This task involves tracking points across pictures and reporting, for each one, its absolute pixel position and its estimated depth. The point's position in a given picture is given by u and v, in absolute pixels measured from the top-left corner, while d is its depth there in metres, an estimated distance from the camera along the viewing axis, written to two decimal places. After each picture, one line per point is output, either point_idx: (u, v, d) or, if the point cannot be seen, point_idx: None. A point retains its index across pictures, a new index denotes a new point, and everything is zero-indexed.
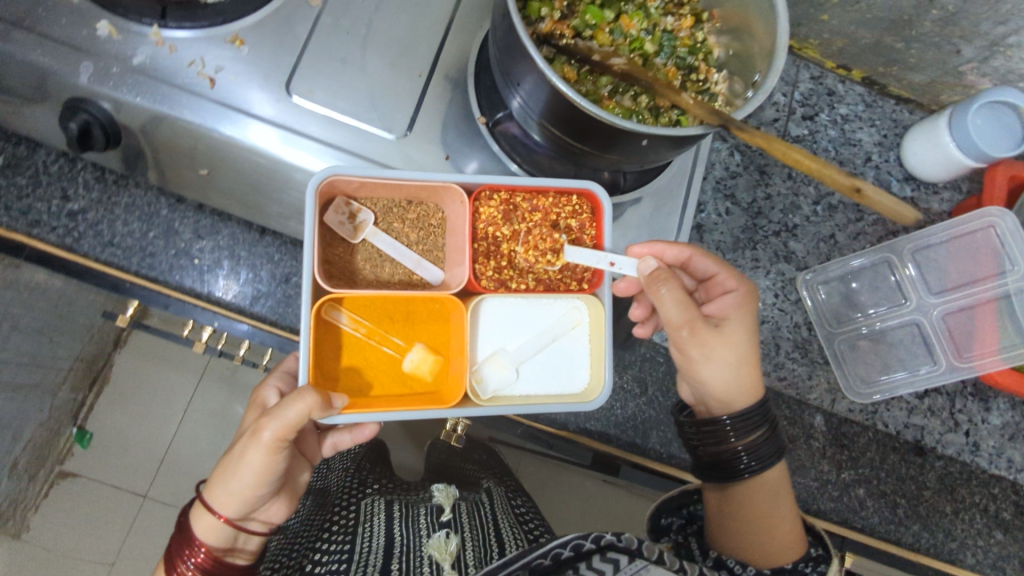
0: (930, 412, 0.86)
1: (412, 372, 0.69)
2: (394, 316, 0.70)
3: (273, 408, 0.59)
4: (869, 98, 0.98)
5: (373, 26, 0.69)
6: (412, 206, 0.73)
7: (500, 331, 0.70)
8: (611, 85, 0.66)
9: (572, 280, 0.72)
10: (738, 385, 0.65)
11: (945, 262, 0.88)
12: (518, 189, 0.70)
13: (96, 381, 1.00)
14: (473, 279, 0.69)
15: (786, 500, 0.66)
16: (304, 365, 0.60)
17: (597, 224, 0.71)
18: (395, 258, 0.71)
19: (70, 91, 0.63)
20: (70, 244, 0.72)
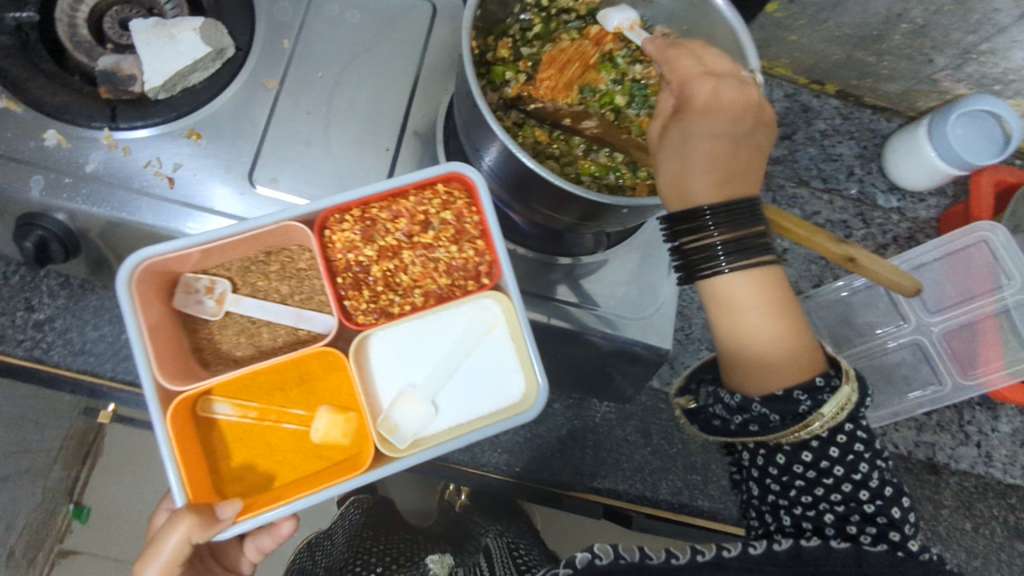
0: (939, 427, 0.85)
1: (324, 441, 0.60)
2: (285, 385, 0.62)
3: (147, 551, 0.53)
4: (846, 110, 0.96)
5: (334, 103, 0.67)
6: (272, 256, 0.63)
7: (399, 368, 0.59)
8: (585, 144, 0.63)
9: (467, 279, 0.62)
10: (700, 183, 0.51)
11: (942, 279, 0.86)
12: (371, 201, 0.59)
13: (87, 457, 1.17)
14: (345, 317, 0.60)
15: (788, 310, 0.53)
16: (177, 485, 0.52)
17: (476, 209, 0.60)
18: (271, 320, 0.63)
19: (24, 207, 0.61)
20: (40, 355, 0.69)
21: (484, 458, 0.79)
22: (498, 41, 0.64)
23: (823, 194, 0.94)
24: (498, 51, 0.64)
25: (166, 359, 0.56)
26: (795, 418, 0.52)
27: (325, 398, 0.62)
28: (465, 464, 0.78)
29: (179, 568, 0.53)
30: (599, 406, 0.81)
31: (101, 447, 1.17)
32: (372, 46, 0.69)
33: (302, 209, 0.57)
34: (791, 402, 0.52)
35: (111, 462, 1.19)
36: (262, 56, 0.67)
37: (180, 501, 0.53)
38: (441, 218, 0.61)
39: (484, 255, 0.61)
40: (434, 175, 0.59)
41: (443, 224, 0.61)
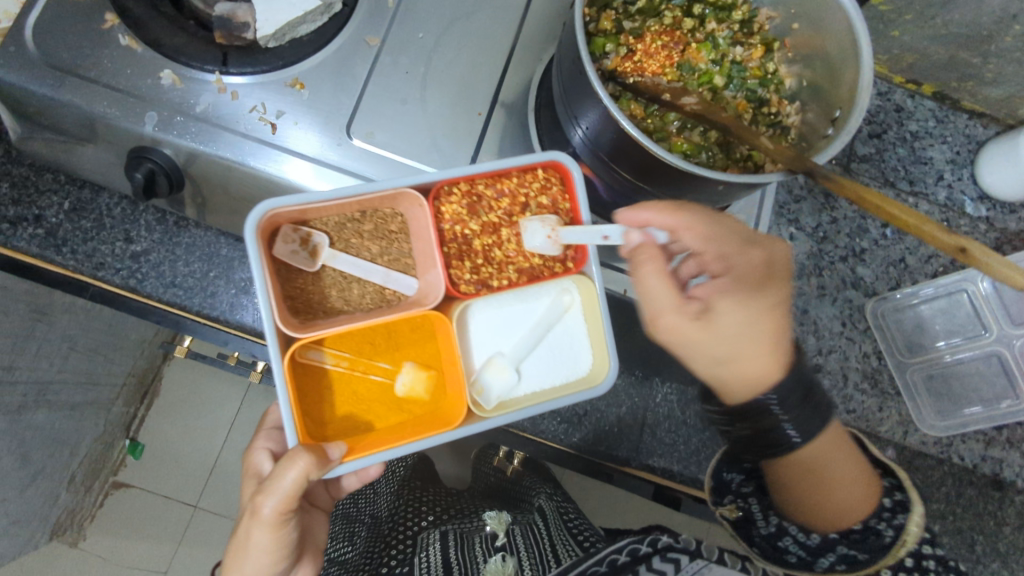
0: (1009, 444, 0.82)
1: (407, 396, 0.67)
2: (373, 340, 0.67)
3: (268, 483, 0.56)
4: (940, 113, 0.93)
5: (433, 64, 0.68)
6: (367, 216, 0.67)
7: (491, 336, 0.66)
8: (680, 121, 0.63)
9: (556, 262, 0.67)
10: (739, 374, 0.58)
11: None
12: (479, 176, 0.64)
13: (146, 395, 1.22)
14: (451, 286, 0.64)
15: (845, 459, 0.61)
16: (290, 428, 0.56)
17: (570, 196, 0.65)
18: (361, 277, 0.67)
19: (136, 141, 0.64)
20: (134, 285, 0.73)
21: (543, 425, 0.79)
22: (602, 13, 0.64)
23: (908, 197, 0.90)
24: (601, 23, 0.63)
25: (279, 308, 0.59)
26: (880, 551, 0.60)
27: (408, 354, 0.68)
28: (524, 430, 0.79)
29: (293, 502, 0.57)
30: (661, 387, 0.80)
31: (160, 386, 1.24)
32: (473, 11, 0.70)
33: (421, 178, 0.60)
34: (876, 536, 0.60)
35: (169, 400, 1.25)
36: (367, 13, 0.68)
37: (293, 442, 0.56)
38: (538, 201, 0.66)
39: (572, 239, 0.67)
40: (538, 162, 0.63)
41: (539, 207, 0.66)
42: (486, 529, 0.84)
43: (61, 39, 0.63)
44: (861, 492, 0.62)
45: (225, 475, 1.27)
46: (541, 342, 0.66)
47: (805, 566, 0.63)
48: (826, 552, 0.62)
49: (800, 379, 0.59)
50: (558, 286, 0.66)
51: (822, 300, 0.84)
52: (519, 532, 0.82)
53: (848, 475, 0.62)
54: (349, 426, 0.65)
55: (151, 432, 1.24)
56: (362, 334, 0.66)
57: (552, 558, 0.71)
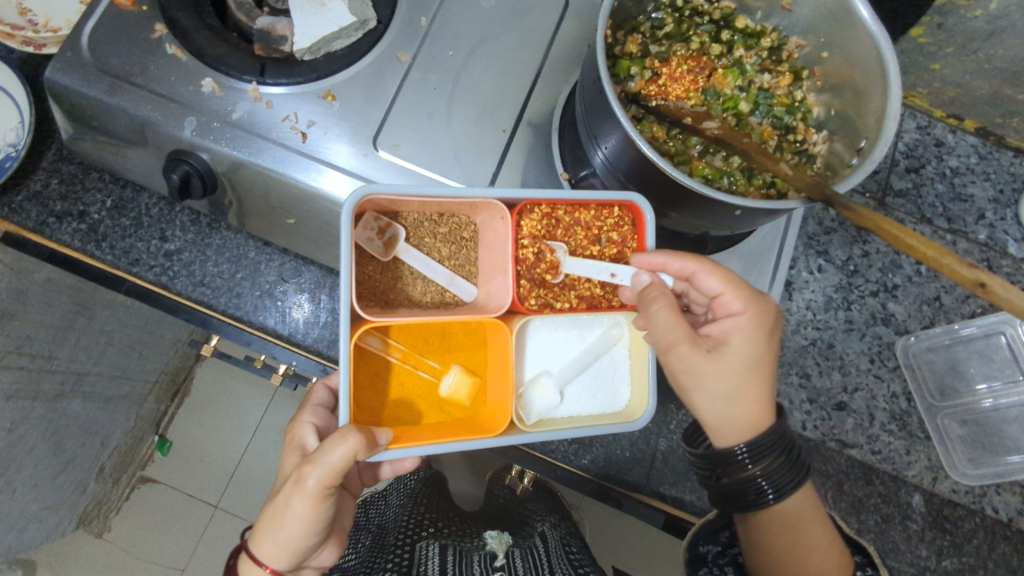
0: None
1: (450, 398, 0.68)
2: (428, 339, 0.70)
3: (315, 456, 0.57)
4: (983, 149, 0.90)
5: (461, 81, 0.70)
6: (444, 219, 0.70)
7: (544, 351, 0.68)
8: (702, 145, 0.63)
9: (613, 295, 0.70)
10: (733, 418, 0.58)
11: None
12: (562, 202, 0.66)
13: (176, 394, 1.24)
14: (517, 300, 0.65)
15: (824, 524, 0.60)
16: (344, 410, 0.57)
17: (639, 237, 0.68)
18: (427, 277, 0.69)
19: (175, 144, 0.67)
20: (165, 282, 0.75)
21: (552, 445, 0.78)
22: (628, 36, 0.64)
23: (947, 235, 0.87)
24: (627, 46, 0.64)
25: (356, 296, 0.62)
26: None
27: (456, 358, 0.70)
28: (534, 448, 0.77)
29: (337, 477, 0.58)
30: (676, 414, 0.78)
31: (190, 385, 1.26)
32: (503, 32, 0.72)
33: (511, 194, 0.63)
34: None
35: (197, 399, 1.28)
36: (400, 30, 0.70)
37: (344, 420, 0.57)
38: (609, 236, 0.69)
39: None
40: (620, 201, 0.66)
41: (609, 240, 0.69)
42: (486, 548, 0.84)
43: (113, 46, 0.67)
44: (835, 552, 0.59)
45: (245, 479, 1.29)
46: (588, 369, 0.68)
47: None
48: None
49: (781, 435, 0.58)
50: (610, 318, 0.69)
51: (849, 335, 0.82)
52: (518, 554, 0.81)
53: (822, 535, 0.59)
54: (392, 416, 0.67)
55: (179, 431, 1.27)
56: (421, 330, 0.69)
57: None
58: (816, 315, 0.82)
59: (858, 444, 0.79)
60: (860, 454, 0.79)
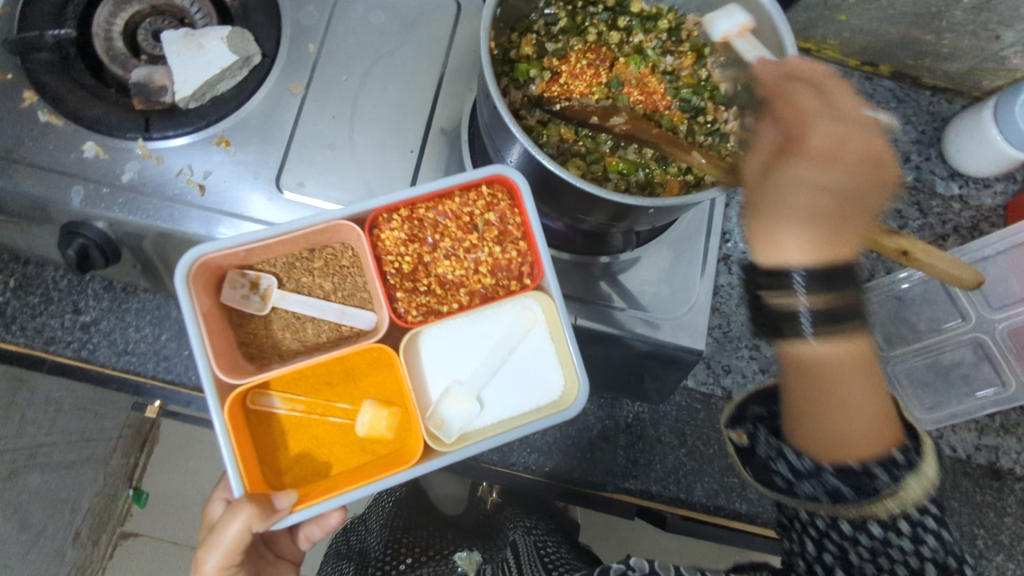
0: (1003, 430, 0.81)
1: (368, 433, 0.64)
2: (330, 378, 0.66)
3: (210, 538, 0.56)
4: (901, 92, 0.91)
5: (359, 105, 0.67)
6: (317, 253, 0.66)
7: (448, 362, 0.64)
8: (613, 140, 0.62)
9: (509, 279, 0.65)
10: (819, 232, 0.49)
11: (1008, 274, 0.79)
12: (418, 201, 0.62)
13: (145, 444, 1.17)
14: (396, 318, 0.63)
15: (866, 375, 0.52)
16: (236, 479, 0.56)
17: (518, 209, 0.63)
18: (316, 316, 0.66)
19: (68, 216, 0.63)
20: (86, 355, 0.72)
21: (514, 458, 0.78)
22: (522, 38, 0.62)
23: None
24: (522, 49, 0.61)
25: (224, 356, 0.61)
26: (870, 494, 0.52)
27: (368, 390, 0.67)
28: (494, 464, 0.78)
29: (238, 554, 0.57)
30: (630, 407, 0.80)
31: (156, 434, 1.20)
32: (397, 47, 0.69)
33: (355, 208, 0.60)
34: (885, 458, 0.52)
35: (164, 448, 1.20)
36: (288, 61, 0.67)
37: (238, 490, 0.56)
38: (483, 219, 0.64)
39: (526, 256, 0.64)
40: (480, 179, 0.61)
41: (485, 222, 0.64)
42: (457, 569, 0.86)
43: None
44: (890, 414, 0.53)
45: None
46: (499, 370, 0.64)
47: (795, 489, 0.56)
48: (814, 478, 0.55)
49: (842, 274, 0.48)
50: (516, 304, 0.64)
51: None
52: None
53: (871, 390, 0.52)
54: (306, 464, 0.65)
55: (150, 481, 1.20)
56: (317, 374, 0.65)
57: None
58: None
59: None
60: None
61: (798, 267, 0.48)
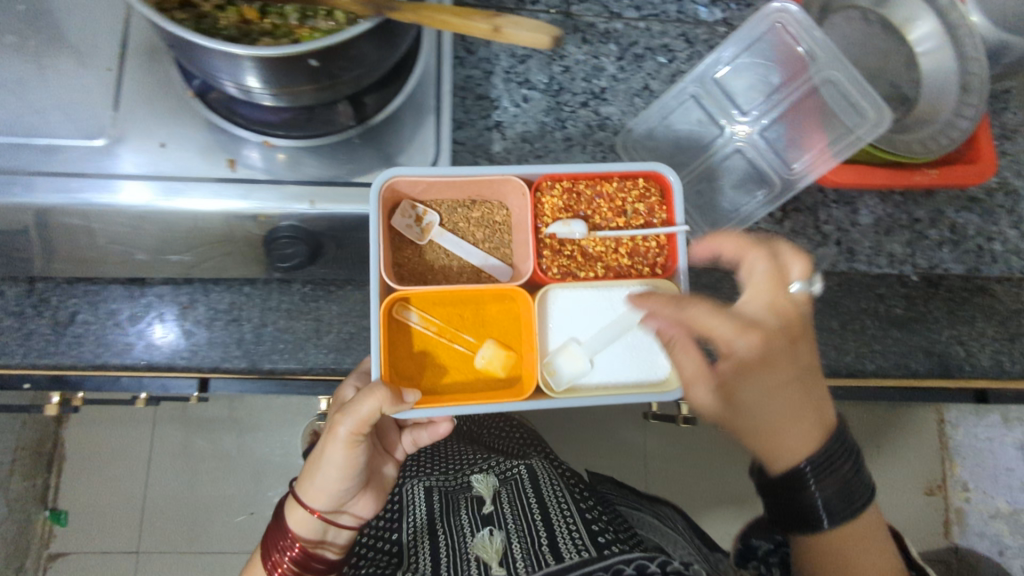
0: (794, 233, 0.84)
1: (483, 368, 0.73)
2: (464, 314, 0.75)
3: (348, 408, 0.69)
4: None
5: (51, 36, 0.65)
6: (476, 205, 0.78)
7: (573, 318, 0.73)
8: (297, 11, 0.60)
9: (644, 265, 0.77)
10: (793, 447, 0.70)
11: (751, 75, 0.82)
12: (581, 176, 0.75)
13: (53, 463, 1.57)
14: (540, 272, 0.74)
15: (875, 545, 0.74)
16: (377, 363, 0.66)
17: (665, 206, 0.76)
18: (462, 257, 0.77)
19: None
20: None
21: (314, 362, 0.78)
22: None
23: (639, 22, 0.87)
24: None
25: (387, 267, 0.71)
26: None
27: (492, 332, 0.75)
28: (296, 372, 0.78)
29: (365, 427, 0.70)
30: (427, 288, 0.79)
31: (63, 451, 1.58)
32: None
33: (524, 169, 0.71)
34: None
35: (75, 461, 1.59)
36: None
37: (377, 372, 0.66)
38: (635, 206, 0.76)
39: (662, 248, 0.76)
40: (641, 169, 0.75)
41: (635, 209, 0.76)
42: (474, 492, 1.09)
43: None
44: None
45: (154, 514, 1.60)
46: (618, 340, 0.73)
47: None
48: None
49: (838, 447, 0.71)
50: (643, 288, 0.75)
51: (572, 151, 0.84)
52: (503, 499, 1.06)
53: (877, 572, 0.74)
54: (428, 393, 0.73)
55: (69, 499, 1.58)
56: (456, 305, 0.75)
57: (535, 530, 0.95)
58: (533, 145, 0.83)
59: None
60: None
61: (807, 464, 0.70)
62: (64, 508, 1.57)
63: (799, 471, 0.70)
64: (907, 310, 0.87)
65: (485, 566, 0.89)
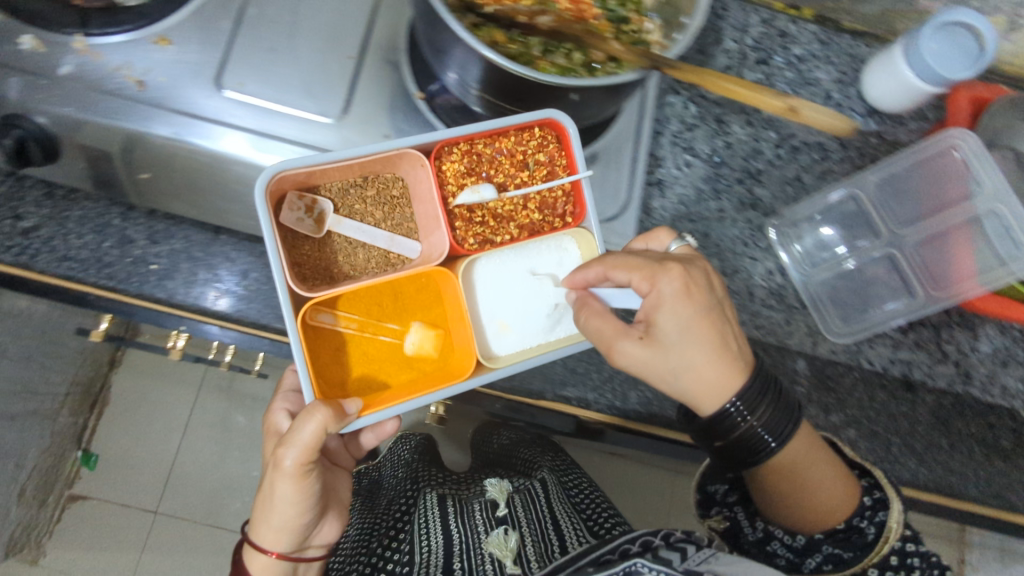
0: (916, 345, 0.87)
1: (416, 352, 0.78)
2: (380, 301, 0.78)
3: (287, 438, 0.66)
4: (824, 35, 0.95)
5: (300, 13, 0.68)
6: (369, 182, 0.78)
7: (492, 289, 0.79)
8: (542, 45, 0.65)
9: (555, 218, 0.80)
10: (724, 387, 0.65)
11: (917, 189, 0.87)
12: (477, 137, 0.75)
13: (95, 402, 1.44)
14: (455, 244, 0.75)
15: (816, 453, 0.69)
16: (309, 388, 0.67)
17: (565, 153, 0.78)
18: (368, 242, 0.79)
19: (5, 109, 0.63)
20: (26, 261, 0.70)
21: None
22: None
23: None
24: None
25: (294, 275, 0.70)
26: (866, 548, 0.67)
27: (415, 315, 0.79)
28: None
29: (311, 454, 0.68)
30: None
31: (109, 393, 1.46)
32: None
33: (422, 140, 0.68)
34: (859, 534, 0.68)
35: (118, 405, 1.47)
36: None
37: (310, 398, 0.67)
38: (535, 157, 0.78)
39: (569, 196, 0.80)
40: (536, 121, 0.75)
41: (536, 160, 0.79)
42: (488, 497, 1.00)
43: None
44: (844, 483, 0.69)
45: (181, 476, 1.50)
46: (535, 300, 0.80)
47: (795, 566, 0.72)
48: (813, 553, 0.70)
49: (762, 382, 0.66)
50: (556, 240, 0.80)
51: (722, 222, 0.88)
52: (518, 503, 0.97)
53: (829, 479, 0.69)
54: (364, 381, 0.77)
55: (101, 442, 1.46)
56: (370, 296, 0.77)
57: (553, 540, 0.87)
58: (689, 208, 0.87)
59: (743, 322, 0.86)
60: (746, 330, 0.86)
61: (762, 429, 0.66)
62: (97, 451, 1.46)
63: (723, 409, 0.65)
64: (1013, 444, 0.89)
65: (498, 564, 0.83)
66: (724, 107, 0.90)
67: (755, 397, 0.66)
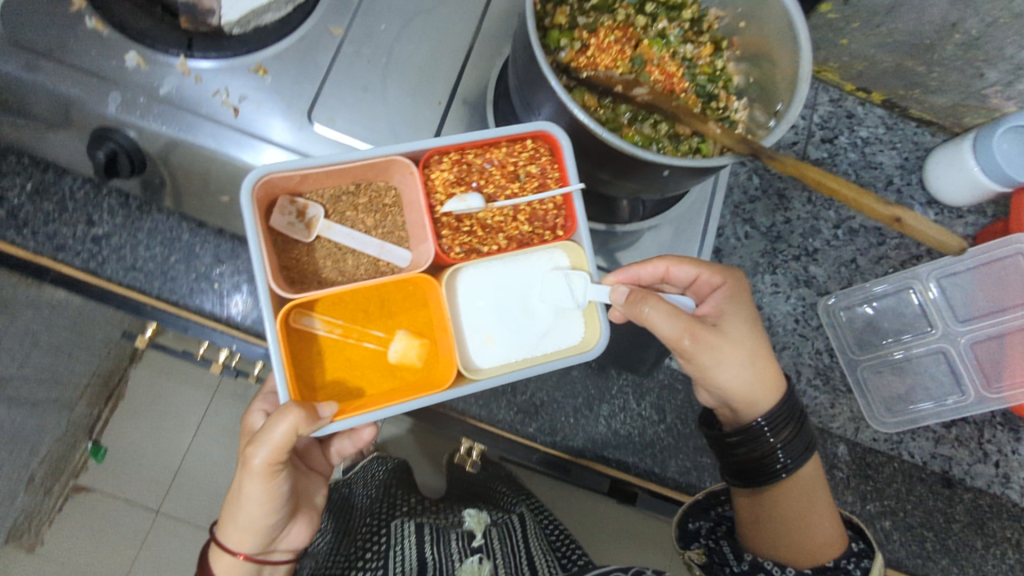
0: (958, 442, 0.86)
1: (400, 362, 0.67)
2: (367, 307, 0.67)
3: (258, 435, 0.59)
4: (889, 120, 0.97)
5: (394, 54, 0.69)
6: (361, 189, 0.68)
7: (478, 300, 0.67)
8: (632, 112, 0.65)
9: (545, 230, 0.68)
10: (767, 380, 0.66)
11: (973, 289, 0.88)
12: (468, 145, 0.65)
13: None
14: (442, 252, 0.64)
15: (821, 492, 0.67)
16: (281, 384, 0.58)
17: (557, 164, 0.66)
18: (356, 249, 0.67)
19: (99, 121, 0.64)
20: (95, 267, 0.74)
21: (499, 416, 0.83)
22: (556, 8, 0.67)
23: None
24: (556, 17, 0.66)
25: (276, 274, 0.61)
26: None
27: (402, 322, 0.67)
28: (482, 422, 0.83)
29: (282, 454, 0.60)
30: (617, 379, 0.84)
31: None
32: (434, 6, 0.71)
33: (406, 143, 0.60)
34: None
35: None
36: (331, 4, 0.69)
37: (286, 397, 0.58)
38: (527, 169, 0.67)
39: (562, 210, 0.67)
40: (526, 132, 0.64)
41: (528, 173, 0.67)
42: (464, 528, 0.88)
43: (28, 20, 0.63)
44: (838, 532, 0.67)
45: None
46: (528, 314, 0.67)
47: None
48: None
49: (792, 407, 0.65)
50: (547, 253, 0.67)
51: (776, 297, 0.89)
52: (495, 535, 0.85)
53: (827, 518, 0.67)
54: (342, 389, 0.66)
55: None
56: (356, 300, 0.66)
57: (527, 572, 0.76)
58: None
59: None
60: None
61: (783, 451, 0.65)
62: None
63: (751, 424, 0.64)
64: None
65: None
66: (787, 182, 0.91)
67: (781, 418, 0.65)
